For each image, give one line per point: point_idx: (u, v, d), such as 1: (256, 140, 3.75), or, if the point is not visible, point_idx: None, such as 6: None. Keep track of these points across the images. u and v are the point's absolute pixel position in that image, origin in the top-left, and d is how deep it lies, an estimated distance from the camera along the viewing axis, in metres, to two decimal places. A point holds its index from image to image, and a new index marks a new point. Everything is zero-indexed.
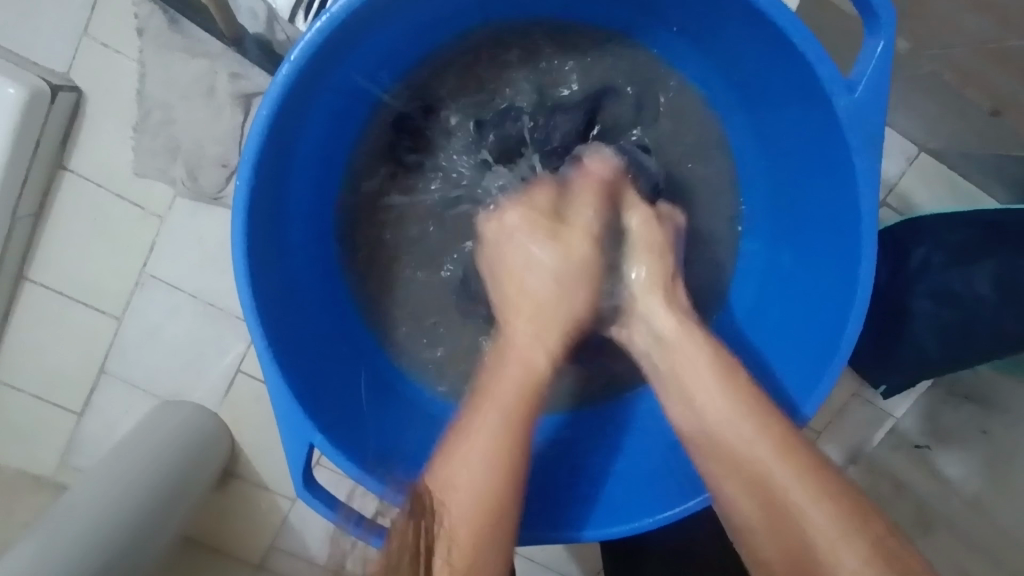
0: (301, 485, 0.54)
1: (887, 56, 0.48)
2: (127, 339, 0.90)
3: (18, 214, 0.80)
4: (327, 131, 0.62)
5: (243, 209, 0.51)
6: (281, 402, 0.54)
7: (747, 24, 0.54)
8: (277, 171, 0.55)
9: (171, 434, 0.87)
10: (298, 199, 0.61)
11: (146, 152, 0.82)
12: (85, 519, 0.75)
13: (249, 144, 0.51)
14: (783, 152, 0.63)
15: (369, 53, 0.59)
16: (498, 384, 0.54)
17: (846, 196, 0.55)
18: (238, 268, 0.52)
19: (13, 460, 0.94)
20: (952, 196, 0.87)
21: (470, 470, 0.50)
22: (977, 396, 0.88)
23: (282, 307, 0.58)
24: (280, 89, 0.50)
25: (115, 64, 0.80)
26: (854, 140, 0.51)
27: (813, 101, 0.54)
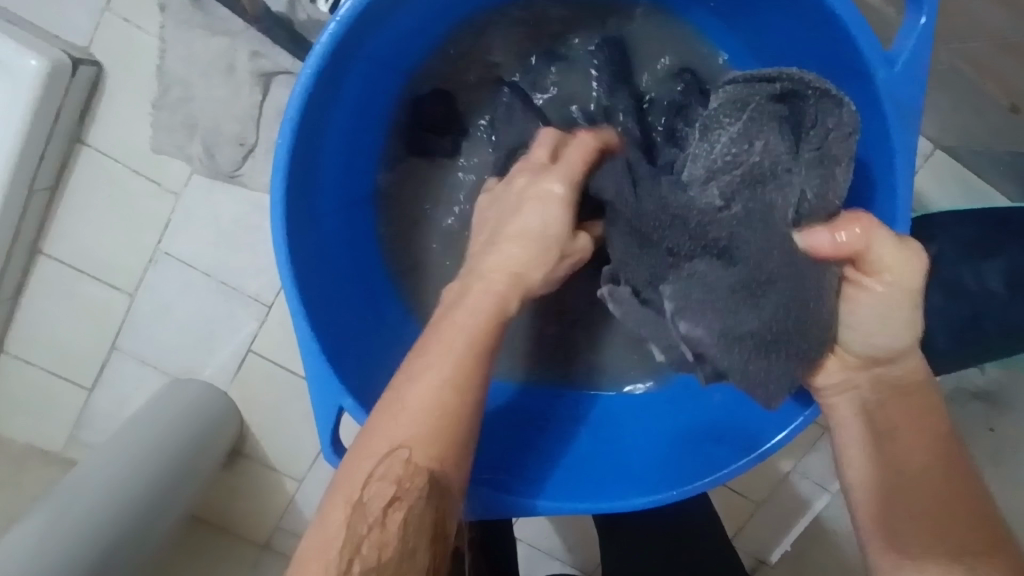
0: (330, 448, 0.55)
1: (927, 31, 0.49)
2: (138, 316, 0.90)
3: (35, 187, 0.81)
4: (362, 101, 0.62)
5: (281, 171, 0.53)
6: (312, 365, 0.55)
7: (791, 3, 0.55)
8: (314, 135, 0.56)
9: (182, 411, 0.87)
10: (334, 168, 0.62)
11: (164, 129, 0.82)
12: (96, 494, 0.76)
13: (291, 108, 0.51)
14: None
15: (403, 25, 0.59)
16: (451, 334, 0.48)
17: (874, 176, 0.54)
18: (275, 232, 0.53)
19: (23, 434, 0.94)
20: (966, 193, 0.87)
21: (413, 408, 0.46)
22: (985, 395, 0.88)
23: (316, 274, 0.59)
24: (321, 54, 0.50)
25: (136, 39, 0.81)
26: (891, 116, 0.51)
27: (851, 80, 0.54)
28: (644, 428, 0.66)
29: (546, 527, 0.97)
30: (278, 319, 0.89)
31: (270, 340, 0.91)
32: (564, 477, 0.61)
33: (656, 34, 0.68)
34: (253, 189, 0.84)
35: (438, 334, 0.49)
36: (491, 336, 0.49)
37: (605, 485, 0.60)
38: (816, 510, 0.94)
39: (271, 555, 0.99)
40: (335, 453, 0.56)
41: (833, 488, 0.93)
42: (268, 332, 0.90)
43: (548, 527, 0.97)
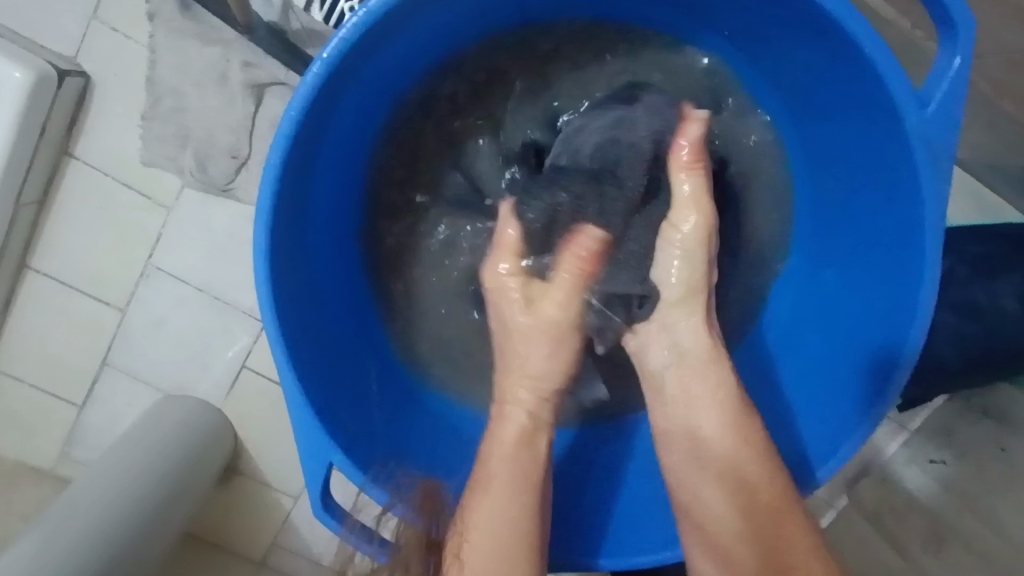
0: (319, 503, 0.53)
1: (962, 73, 0.47)
2: (130, 331, 0.88)
3: (22, 201, 0.78)
4: (351, 128, 0.59)
5: (265, 216, 0.49)
6: (297, 416, 0.53)
7: (814, 36, 0.52)
8: (301, 171, 0.53)
9: (175, 428, 0.85)
10: (320, 204, 0.60)
11: (155, 140, 0.80)
12: (89, 514, 0.74)
13: (275, 151, 0.48)
14: (834, 166, 0.62)
15: (397, 51, 0.56)
16: (505, 424, 0.58)
17: (904, 221, 0.54)
18: (258, 279, 0.50)
19: (13, 450, 0.92)
20: (980, 207, 0.83)
21: (503, 488, 0.54)
22: (995, 412, 0.85)
23: (303, 314, 0.57)
24: (308, 91, 0.47)
25: (125, 49, 0.78)
26: (921, 159, 0.49)
27: (880, 121, 0.52)
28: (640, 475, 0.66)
29: None
30: None
31: (265, 356, 0.89)
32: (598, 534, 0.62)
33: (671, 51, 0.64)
34: (246, 203, 0.82)
35: (498, 431, 0.58)
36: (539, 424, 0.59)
37: (634, 529, 0.62)
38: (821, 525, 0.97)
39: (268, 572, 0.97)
40: (323, 507, 0.54)
41: (837, 503, 0.96)
42: (262, 347, 0.88)
43: None
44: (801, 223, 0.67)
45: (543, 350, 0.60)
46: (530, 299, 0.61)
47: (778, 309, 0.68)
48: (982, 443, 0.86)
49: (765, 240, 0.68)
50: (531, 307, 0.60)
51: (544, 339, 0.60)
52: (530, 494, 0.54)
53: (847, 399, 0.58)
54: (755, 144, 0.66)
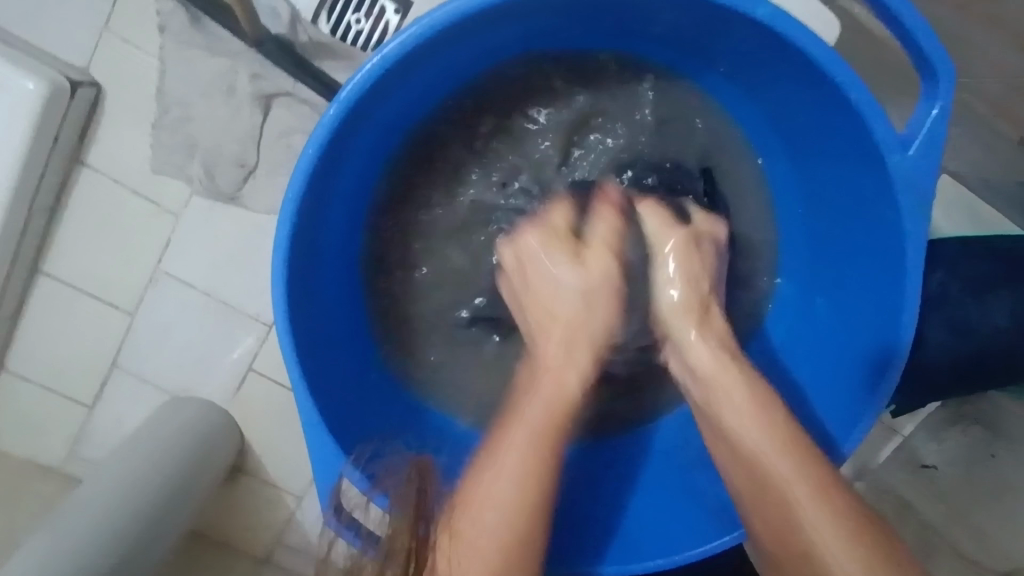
0: (332, 517, 0.54)
1: (942, 119, 0.48)
2: (138, 334, 0.90)
3: (34, 207, 0.80)
4: (363, 158, 0.61)
5: (282, 245, 0.52)
6: (313, 435, 0.54)
7: (804, 80, 0.54)
8: (316, 201, 0.55)
9: (182, 430, 0.87)
10: (335, 229, 0.62)
11: (164, 148, 0.81)
12: (99, 514, 0.76)
13: (293, 185, 0.50)
14: (823, 196, 0.63)
15: (410, 88, 0.58)
16: (530, 407, 0.53)
17: (889, 254, 0.55)
18: (277, 304, 0.52)
19: (22, 449, 0.94)
20: (977, 221, 0.83)
21: (512, 467, 0.50)
22: (989, 423, 0.87)
23: (315, 336, 0.58)
24: (323, 130, 0.49)
25: (137, 60, 0.80)
26: (905, 198, 0.51)
27: (865, 160, 0.54)
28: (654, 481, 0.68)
29: None
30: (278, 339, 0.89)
31: (271, 359, 0.91)
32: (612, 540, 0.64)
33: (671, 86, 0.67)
34: (253, 211, 0.84)
35: (529, 403, 0.53)
36: (557, 424, 0.52)
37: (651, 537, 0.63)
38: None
39: (271, 569, 1.00)
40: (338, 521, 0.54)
41: None
42: (268, 351, 0.90)
43: None
44: (789, 243, 0.69)
45: (576, 369, 0.56)
46: (588, 286, 0.58)
47: (776, 321, 0.69)
48: (972, 451, 0.87)
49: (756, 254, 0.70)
50: (581, 265, 0.59)
51: (585, 298, 0.58)
52: (526, 480, 0.49)
53: (842, 411, 0.60)
54: (744, 171, 0.69)
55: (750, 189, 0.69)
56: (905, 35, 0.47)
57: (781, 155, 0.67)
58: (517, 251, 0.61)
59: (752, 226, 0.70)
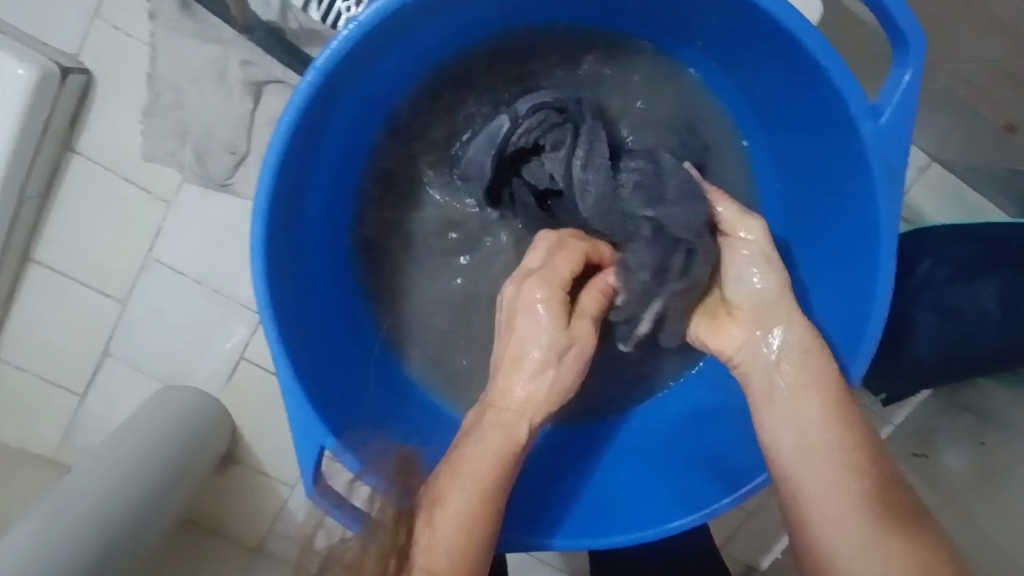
0: (312, 488, 0.55)
1: (913, 84, 0.49)
2: (130, 322, 0.90)
3: (26, 194, 0.80)
4: (346, 136, 0.62)
5: (263, 213, 0.52)
6: (293, 404, 0.54)
7: (780, 53, 0.54)
8: (297, 173, 0.55)
9: (174, 417, 0.87)
10: (317, 203, 0.62)
11: (155, 135, 0.81)
12: (89, 499, 0.76)
13: (273, 152, 0.51)
14: (798, 165, 0.63)
15: (390, 63, 0.59)
16: (480, 460, 0.51)
17: (863, 223, 0.56)
18: (257, 272, 0.52)
19: (14, 437, 0.95)
20: (963, 207, 0.86)
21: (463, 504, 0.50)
22: (976, 408, 0.88)
23: (297, 309, 0.59)
24: (304, 97, 0.50)
25: (126, 46, 0.80)
26: (876, 166, 0.52)
27: (838, 130, 0.54)
28: (630, 462, 0.69)
29: None
30: None
31: (262, 347, 0.91)
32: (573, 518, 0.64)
33: (650, 63, 0.67)
34: (244, 198, 0.84)
35: (478, 449, 0.52)
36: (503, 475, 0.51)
37: (619, 511, 0.64)
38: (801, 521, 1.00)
39: (263, 558, 1.00)
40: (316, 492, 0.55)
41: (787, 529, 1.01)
42: (260, 339, 0.90)
43: None
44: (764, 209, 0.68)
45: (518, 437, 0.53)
46: (562, 360, 0.54)
47: None
48: (964, 437, 0.87)
49: None
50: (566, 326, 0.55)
51: (555, 357, 0.54)
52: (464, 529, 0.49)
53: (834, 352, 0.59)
54: (727, 147, 0.68)
55: (731, 169, 0.69)
56: (881, 10, 0.47)
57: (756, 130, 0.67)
58: (516, 294, 0.57)
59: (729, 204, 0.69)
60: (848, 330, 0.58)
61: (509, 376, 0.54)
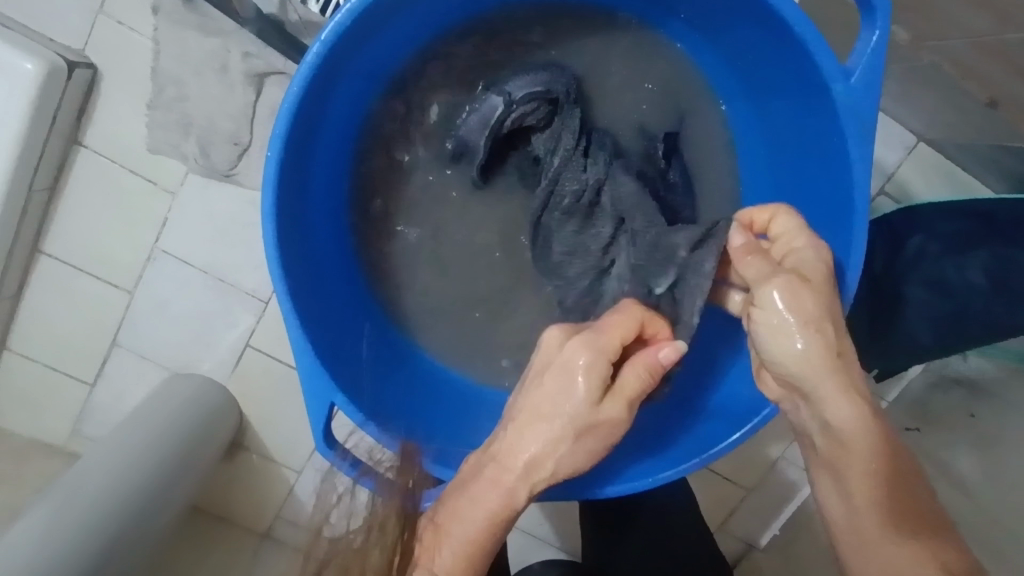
0: (323, 441, 0.57)
1: (882, 44, 0.51)
2: (138, 313, 0.92)
3: (34, 187, 0.82)
4: (347, 113, 0.64)
5: (272, 181, 0.54)
6: (303, 363, 0.56)
7: (756, 18, 0.56)
8: (302, 145, 0.58)
9: (182, 405, 0.89)
10: (321, 177, 0.64)
11: (159, 128, 0.83)
12: (99, 485, 0.78)
13: (279, 122, 0.53)
14: (780, 135, 0.65)
15: (386, 40, 0.61)
16: (484, 490, 0.49)
17: (839, 186, 0.57)
18: (267, 236, 0.54)
19: (27, 428, 0.97)
20: (951, 185, 0.89)
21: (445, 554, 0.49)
22: (966, 381, 0.90)
23: (306, 276, 0.61)
24: (309, 69, 0.52)
25: (130, 40, 0.82)
26: (849, 127, 0.54)
27: (815, 93, 0.56)
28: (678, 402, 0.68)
29: (537, 516, 1.03)
30: (275, 315, 0.91)
31: (267, 336, 0.93)
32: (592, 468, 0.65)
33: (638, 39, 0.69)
34: (247, 187, 0.86)
35: (477, 487, 0.49)
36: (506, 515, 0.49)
37: (639, 457, 0.65)
38: (802, 497, 1.02)
39: (272, 543, 1.02)
40: (327, 446, 0.58)
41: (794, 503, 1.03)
42: (264, 328, 0.92)
43: (539, 515, 1.03)
44: (749, 182, 0.70)
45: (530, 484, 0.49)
46: (577, 436, 0.48)
47: None
48: (958, 408, 0.89)
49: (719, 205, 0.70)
50: (597, 403, 0.48)
51: (571, 436, 0.48)
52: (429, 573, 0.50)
53: None
54: (712, 121, 0.70)
55: (712, 136, 0.70)
56: None
57: (740, 101, 0.68)
58: (547, 361, 0.50)
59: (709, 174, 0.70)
60: None
61: (520, 432, 0.49)
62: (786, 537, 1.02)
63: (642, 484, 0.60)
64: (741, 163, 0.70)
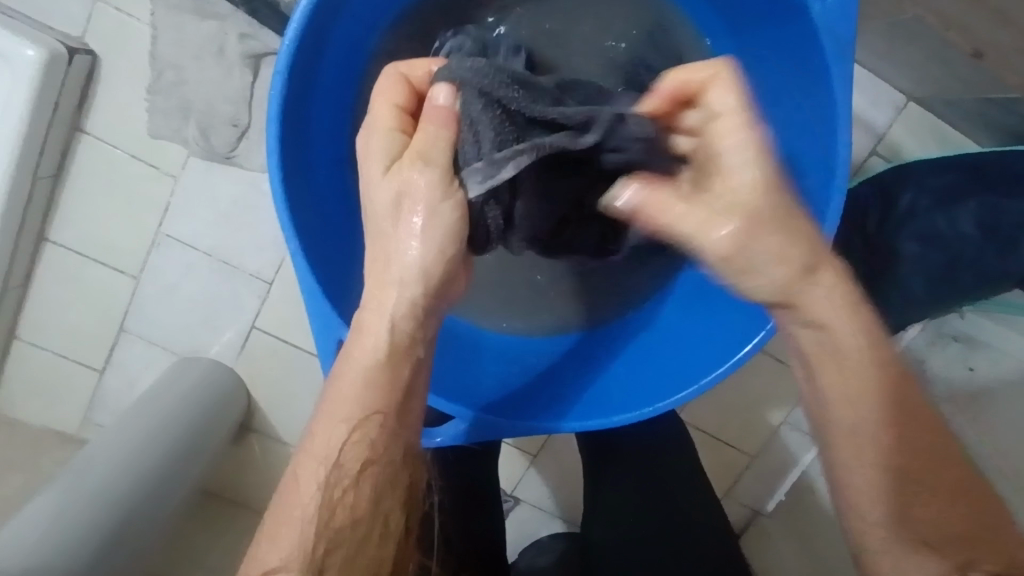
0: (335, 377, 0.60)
1: None
2: (143, 297, 0.93)
3: (39, 174, 0.83)
4: (351, 67, 0.66)
5: (276, 119, 0.57)
6: (312, 298, 0.59)
7: None
8: (306, 89, 0.60)
9: (190, 387, 0.90)
10: (330, 129, 0.66)
11: (159, 113, 0.85)
12: (112, 462, 0.78)
13: (281, 61, 0.56)
14: (758, 72, 0.66)
15: None
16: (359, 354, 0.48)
17: (821, 111, 0.59)
18: (272, 172, 0.57)
19: (38, 416, 0.98)
20: (939, 142, 0.90)
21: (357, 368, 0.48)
22: (965, 338, 0.90)
23: (316, 221, 0.63)
24: (309, 7, 0.55)
25: (128, 27, 0.83)
26: (828, 46, 0.55)
27: (795, 19, 0.58)
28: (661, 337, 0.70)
29: (544, 489, 1.04)
30: (279, 295, 0.92)
31: (272, 317, 0.94)
32: (596, 404, 0.66)
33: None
34: (248, 169, 0.87)
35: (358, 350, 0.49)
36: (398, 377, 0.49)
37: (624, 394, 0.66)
38: (802, 466, 1.03)
39: None
40: None
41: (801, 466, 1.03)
42: (270, 309, 0.93)
43: (546, 488, 1.04)
44: None
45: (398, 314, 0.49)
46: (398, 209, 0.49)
47: None
48: (957, 363, 0.89)
49: None
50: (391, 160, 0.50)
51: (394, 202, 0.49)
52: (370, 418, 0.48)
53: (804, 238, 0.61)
54: None
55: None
56: None
57: (728, 41, 0.70)
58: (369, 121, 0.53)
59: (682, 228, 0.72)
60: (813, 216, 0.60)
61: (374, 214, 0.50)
62: (792, 501, 1.03)
63: (634, 416, 0.61)
64: None
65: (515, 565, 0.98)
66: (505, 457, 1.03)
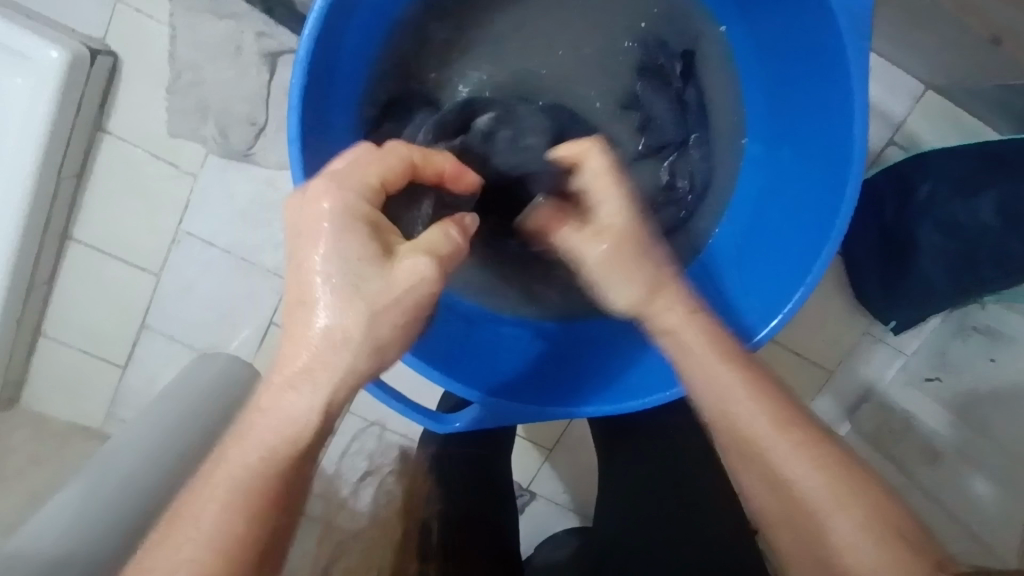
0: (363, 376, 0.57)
1: None
2: (164, 294, 0.95)
3: (63, 174, 0.85)
4: (363, 56, 0.65)
5: (296, 107, 0.55)
6: None
7: None
8: (323, 77, 0.59)
9: (210, 382, 0.92)
10: (344, 119, 0.65)
11: (179, 112, 0.86)
12: (136, 454, 0.80)
13: (301, 47, 0.54)
14: (776, 52, 0.66)
15: None
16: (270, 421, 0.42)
17: (836, 89, 0.59)
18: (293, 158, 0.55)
19: (62, 412, 1.00)
20: (958, 131, 0.89)
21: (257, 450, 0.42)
22: (984, 329, 0.89)
23: None
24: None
25: (148, 28, 0.85)
26: (843, 23, 0.55)
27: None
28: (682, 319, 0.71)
29: (559, 483, 1.04)
30: None
31: None
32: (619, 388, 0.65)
33: None
34: (265, 166, 0.88)
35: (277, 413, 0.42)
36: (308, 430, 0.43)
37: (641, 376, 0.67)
38: None
39: None
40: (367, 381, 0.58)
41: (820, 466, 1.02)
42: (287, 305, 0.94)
43: (562, 483, 1.04)
44: (752, 111, 0.71)
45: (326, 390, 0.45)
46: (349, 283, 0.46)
47: (746, 184, 0.72)
48: (977, 357, 0.88)
49: (729, 134, 0.73)
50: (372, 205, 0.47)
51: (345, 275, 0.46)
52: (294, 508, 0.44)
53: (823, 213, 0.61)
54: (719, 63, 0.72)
55: (713, 62, 0.72)
56: None
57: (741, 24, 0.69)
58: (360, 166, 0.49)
59: (712, 213, 0.74)
60: (833, 193, 0.60)
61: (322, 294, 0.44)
62: None
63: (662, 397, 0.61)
64: (747, 91, 0.72)
65: (532, 560, 0.98)
66: (520, 452, 1.03)
